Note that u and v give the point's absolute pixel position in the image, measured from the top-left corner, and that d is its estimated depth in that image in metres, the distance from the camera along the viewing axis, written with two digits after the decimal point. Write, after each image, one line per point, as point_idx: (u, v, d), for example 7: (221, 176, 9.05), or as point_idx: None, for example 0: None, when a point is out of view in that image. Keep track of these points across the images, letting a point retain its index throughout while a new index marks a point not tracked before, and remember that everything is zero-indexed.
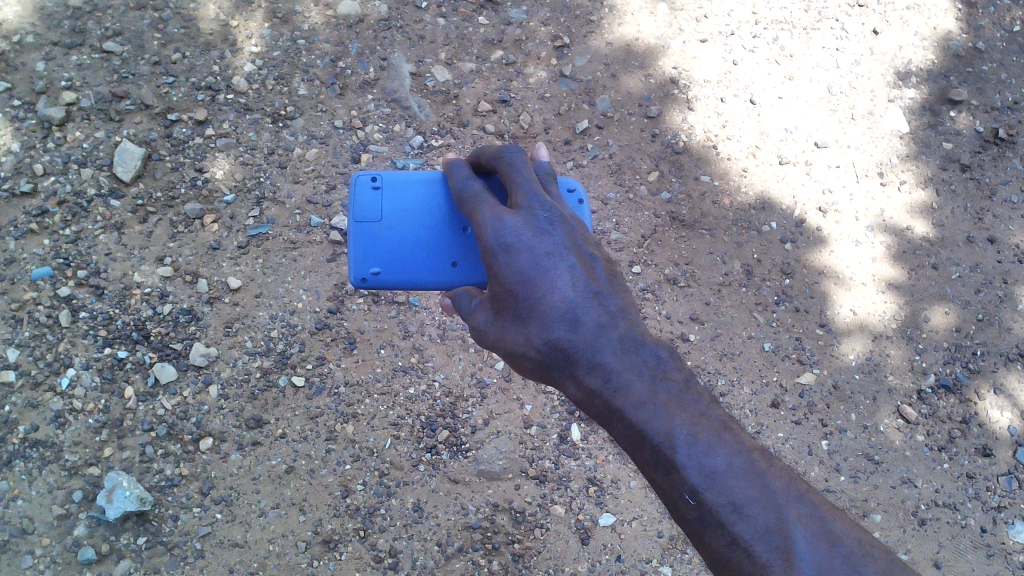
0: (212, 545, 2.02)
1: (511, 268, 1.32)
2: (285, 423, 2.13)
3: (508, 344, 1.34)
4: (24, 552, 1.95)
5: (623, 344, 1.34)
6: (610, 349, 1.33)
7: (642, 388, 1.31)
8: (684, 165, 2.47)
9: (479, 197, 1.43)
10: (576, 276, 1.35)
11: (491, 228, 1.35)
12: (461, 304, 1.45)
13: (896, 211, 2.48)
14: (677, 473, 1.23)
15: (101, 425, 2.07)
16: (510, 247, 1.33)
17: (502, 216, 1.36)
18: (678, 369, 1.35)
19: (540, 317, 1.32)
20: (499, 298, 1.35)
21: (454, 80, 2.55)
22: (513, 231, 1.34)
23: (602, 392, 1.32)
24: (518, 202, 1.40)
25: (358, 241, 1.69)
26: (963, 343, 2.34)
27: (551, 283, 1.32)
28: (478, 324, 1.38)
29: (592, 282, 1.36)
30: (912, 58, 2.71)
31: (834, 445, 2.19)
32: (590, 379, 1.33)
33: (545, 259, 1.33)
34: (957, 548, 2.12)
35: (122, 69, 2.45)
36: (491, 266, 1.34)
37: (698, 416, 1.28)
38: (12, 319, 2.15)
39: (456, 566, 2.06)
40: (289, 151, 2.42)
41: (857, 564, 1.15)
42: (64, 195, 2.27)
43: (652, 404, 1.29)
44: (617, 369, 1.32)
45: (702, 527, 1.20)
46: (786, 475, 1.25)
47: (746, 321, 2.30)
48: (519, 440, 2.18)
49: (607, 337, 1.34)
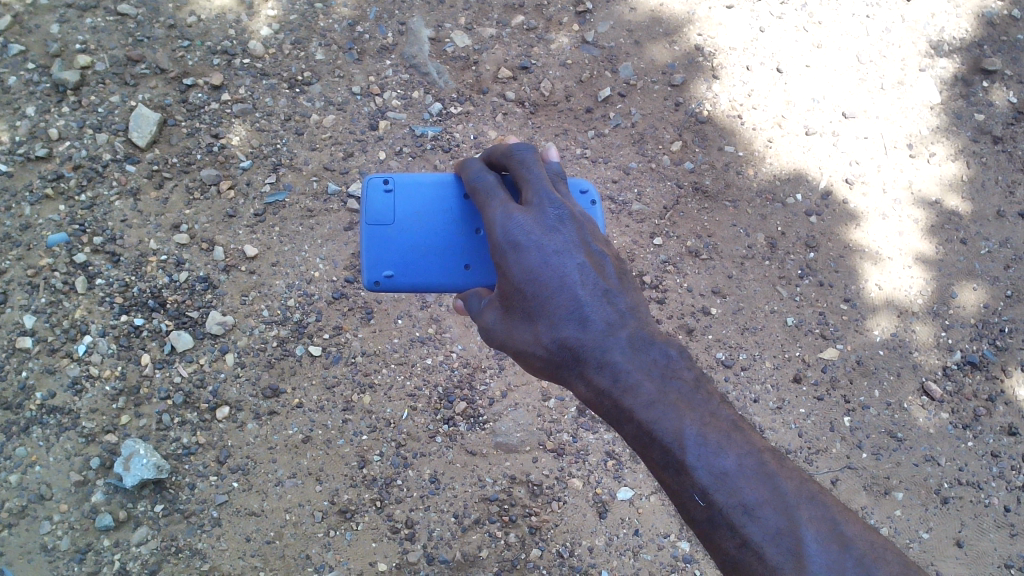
0: (229, 513, 2.01)
1: (519, 266, 1.31)
2: (301, 392, 2.12)
3: (516, 342, 1.32)
4: (42, 518, 1.96)
5: (632, 343, 1.29)
6: (619, 348, 1.28)
7: (650, 387, 1.26)
8: (708, 135, 2.42)
9: (491, 193, 1.41)
10: (585, 274, 1.31)
11: (500, 227, 1.34)
12: (472, 306, 1.43)
13: (925, 184, 2.43)
14: (687, 475, 1.18)
15: (118, 393, 2.07)
16: (519, 245, 1.31)
17: (512, 215, 1.34)
18: (687, 367, 1.29)
19: (548, 315, 1.29)
20: (508, 297, 1.33)
21: (474, 46, 2.50)
22: (522, 230, 1.32)
23: (610, 392, 1.27)
24: (528, 200, 1.38)
25: (370, 244, 1.65)
26: (991, 319, 2.29)
27: (560, 281, 1.30)
28: (488, 324, 1.37)
29: (601, 280, 1.32)
30: (945, 27, 2.63)
31: (856, 422, 2.16)
32: (599, 378, 1.28)
33: (553, 257, 1.31)
34: (980, 527, 2.10)
35: (136, 33, 2.42)
36: (501, 264, 1.33)
37: (708, 415, 1.23)
38: (28, 284, 2.13)
39: (473, 537, 2.05)
40: (305, 117, 2.38)
41: (869, 566, 1.11)
42: (79, 160, 2.25)
43: (662, 404, 1.24)
44: (625, 367, 1.27)
45: (712, 529, 1.16)
46: (799, 475, 1.20)
47: (769, 294, 2.26)
48: (536, 412, 2.15)
49: (616, 335, 1.29)
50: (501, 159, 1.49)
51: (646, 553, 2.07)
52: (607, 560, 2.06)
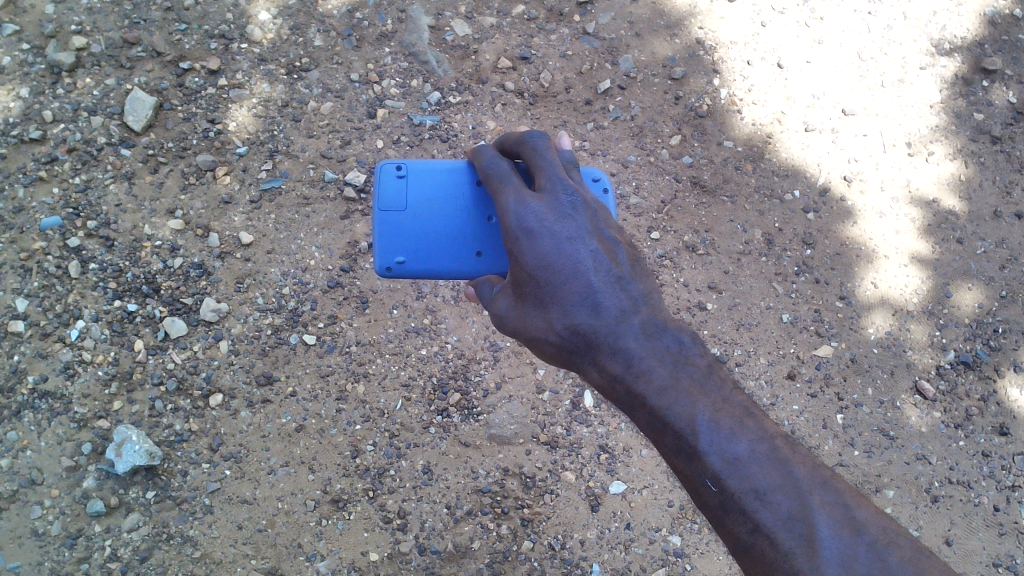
0: (221, 501, 2.01)
1: (532, 252, 1.30)
2: (295, 380, 2.12)
3: (529, 329, 1.33)
4: (33, 503, 1.95)
5: (645, 329, 1.32)
6: (632, 334, 1.31)
7: (663, 372, 1.28)
8: (708, 129, 2.41)
9: (504, 178, 1.40)
10: (598, 261, 1.32)
11: (513, 213, 1.33)
12: (485, 292, 1.43)
13: (923, 183, 2.43)
14: (698, 461, 1.20)
15: (110, 378, 2.06)
16: (532, 231, 1.30)
17: (525, 201, 1.33)
18: (700, 355, 1.31)
19: (561, 301, 1.30)
20: (521, 282, 1.33)
21: (475, 35, 2.48)
22: (536, 216, 1.31)
23: (623, 378, 1.29)
24: (541, 186, 1.37)
25: (382, 230, 1.64)
26: (985, 319, 2.30)
27: (573, 268, 1.30)
28: (500, 310, 1.37)
29: (614, 266, 1.33)
30: (947, 25, 2.62)
31: (849, 420, 2.16)
32: (612, 364, 1.30)
33: (566, 244, 1.30)
34: (968, 525, 2.10)
35: (133, 15, 2.39)
36: (514, 251, 1.32)
37: (721, 401, 1.25)
38: (20, 268, 2.12)
39: (465, 529, 2.05)
40: (303, 104, 2.36)
41: (882, 551, 1.12)
42: (73, 143, 2.23)
43: (674, 389, 1.26)
44: (638, 354, 1.29)
45: (723, 514, 1.18)
46: (812, 460, 1.21)
47: (765, 291, 2.26)
48: (530, 405, 2.15)
49: (629, 322, 1.31)
50: (512, 144, 1.47)
51: (637, 547, 2.07)
52: (598, 553, 2.06)
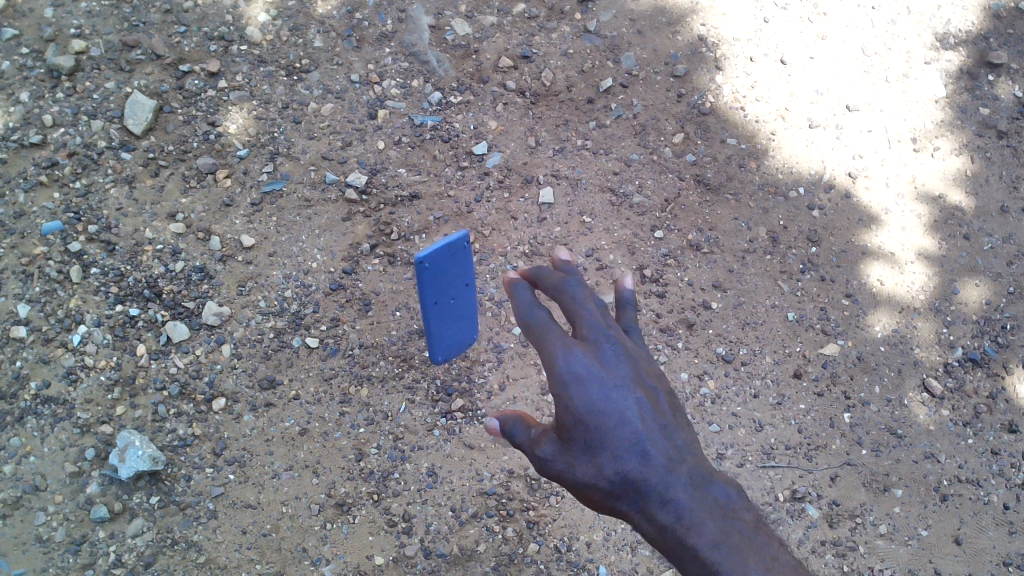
0: (225, 506, 1.99)
1: (580, 401, 1.16)
2: (298, 384, 2.11)
3: (574, 480, 1.14)
4: (36, 509, 1.94)
5: (694, 479, 1.12)
6: (681, 486, 1.11)
7: (716, 526, 1.08)
8: (711, 127, 2.40)
9: (546, 325, 1.26)
10: (646, 409, 1.16)
11: (559, 359, 1.19)
12: (517, 433, 1.24)
13: (929, 179, 2.41)
14: None
15: (113, 383, 2.05)
16: (581, 379, 1.17)
17: (572, 349, 1.20)
18: (748, 510, 1.13)
19: (611, 448, 1.13)
20: (565, 431, 1.16)
21: (475, 34, 2.49)
22: (583, 364, 1.18)
23: (674, 531, 1.08)
24: (580, 335, 1.27)
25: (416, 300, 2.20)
26: (993, 316, 2.27)
27: (620, 418, 1.14)
28: (542, 457, 1.18)
29: (662, 416, 1.17)
30: (951, 19, 2.60)
31: (856, 418, 2.13)
32: (662, 515, 1.09)
33: (614, 392, 1.17)
34: (979, 524, 2.05)
35: (132, 18, 2.40)
36: (558, 398, 1.17)
37: (772, 561, 1.06)
38: (22, 273, 2.11)
39: (470, 532, 2.01)
40: (303, 105, 2.37)
41: None
42: (73, 147, 2.23)
43: (727, 547, 1.06)
44: (688, 505, 1.09)
45: None
46: None
47: (771, 289, 2.25)
48: (535, 406, 2.11)
49: (680, 472, 1.12)
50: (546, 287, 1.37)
51: (644, 549, 2.04)
52: (604, 555, 2.02)
